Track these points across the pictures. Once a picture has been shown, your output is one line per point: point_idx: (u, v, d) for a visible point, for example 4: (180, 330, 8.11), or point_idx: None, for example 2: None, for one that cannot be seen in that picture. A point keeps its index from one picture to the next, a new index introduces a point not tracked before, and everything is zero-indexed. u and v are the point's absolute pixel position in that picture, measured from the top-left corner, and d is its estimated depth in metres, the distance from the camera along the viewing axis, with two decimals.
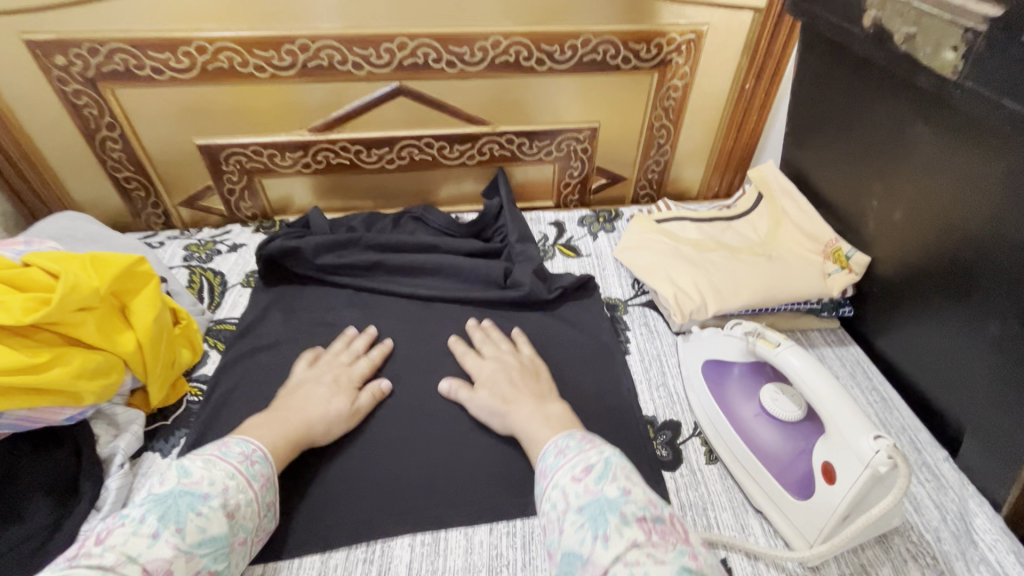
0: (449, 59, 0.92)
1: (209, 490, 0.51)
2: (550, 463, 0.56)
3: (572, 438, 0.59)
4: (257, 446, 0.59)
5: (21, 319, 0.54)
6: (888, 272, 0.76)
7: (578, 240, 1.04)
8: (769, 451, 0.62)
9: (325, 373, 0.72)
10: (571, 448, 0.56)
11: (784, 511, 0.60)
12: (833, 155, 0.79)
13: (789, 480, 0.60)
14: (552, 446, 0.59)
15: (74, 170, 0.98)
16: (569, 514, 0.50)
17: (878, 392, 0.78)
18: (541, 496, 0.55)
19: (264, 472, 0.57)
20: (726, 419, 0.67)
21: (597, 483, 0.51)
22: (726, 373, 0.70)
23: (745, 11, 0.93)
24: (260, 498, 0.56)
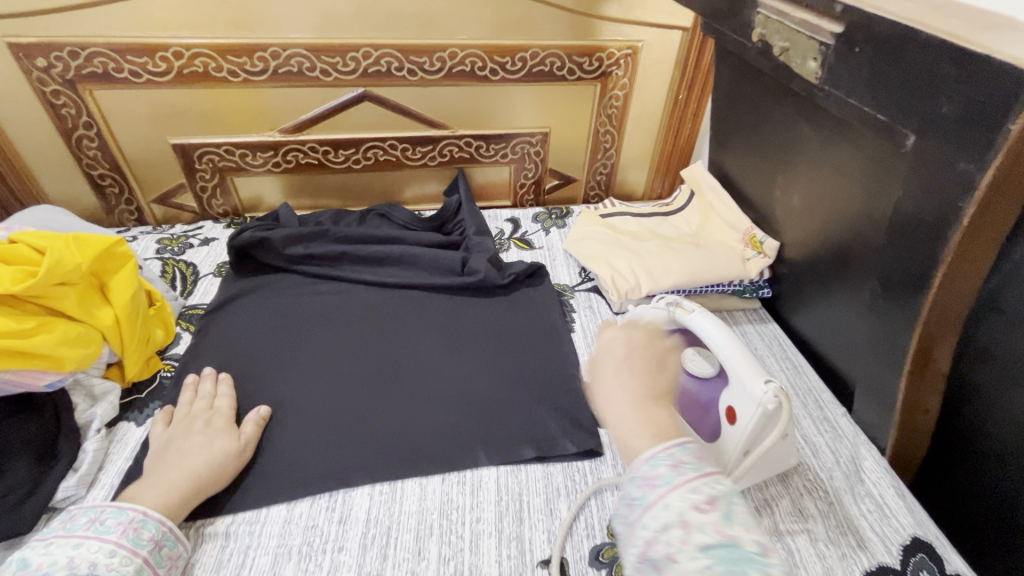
0: (410, 67, 1.01)
1: (49, 569, 0.50)
2: (663, 478, 0.47)
3: (688, 451, 0.50)
4: (105, 506, 0.57)
5: (10, 288, 0.59)
6: (795, 255, 0.87)
7: (531, 234, 1.13)
8: (687, 403, 0.72)
9: (193, 422, 0.69)
10: (688, 466, 0.48)
11: (703, 451, 0.70)
12: (747, 154, 0.91)
13: (703, 426, 0.69)
14: (664, 453, 0.49)
15: (50, 167, 1.02)
16: (689, 547, 0.43)
17: (790, 360, 0.89)
18: (640, 505, 0.47)
19: (119, 522, 0.55)
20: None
21: (728, 528, 0.44)
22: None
23: (674, 30, 1.05)
24: (129, 543, 0.54)
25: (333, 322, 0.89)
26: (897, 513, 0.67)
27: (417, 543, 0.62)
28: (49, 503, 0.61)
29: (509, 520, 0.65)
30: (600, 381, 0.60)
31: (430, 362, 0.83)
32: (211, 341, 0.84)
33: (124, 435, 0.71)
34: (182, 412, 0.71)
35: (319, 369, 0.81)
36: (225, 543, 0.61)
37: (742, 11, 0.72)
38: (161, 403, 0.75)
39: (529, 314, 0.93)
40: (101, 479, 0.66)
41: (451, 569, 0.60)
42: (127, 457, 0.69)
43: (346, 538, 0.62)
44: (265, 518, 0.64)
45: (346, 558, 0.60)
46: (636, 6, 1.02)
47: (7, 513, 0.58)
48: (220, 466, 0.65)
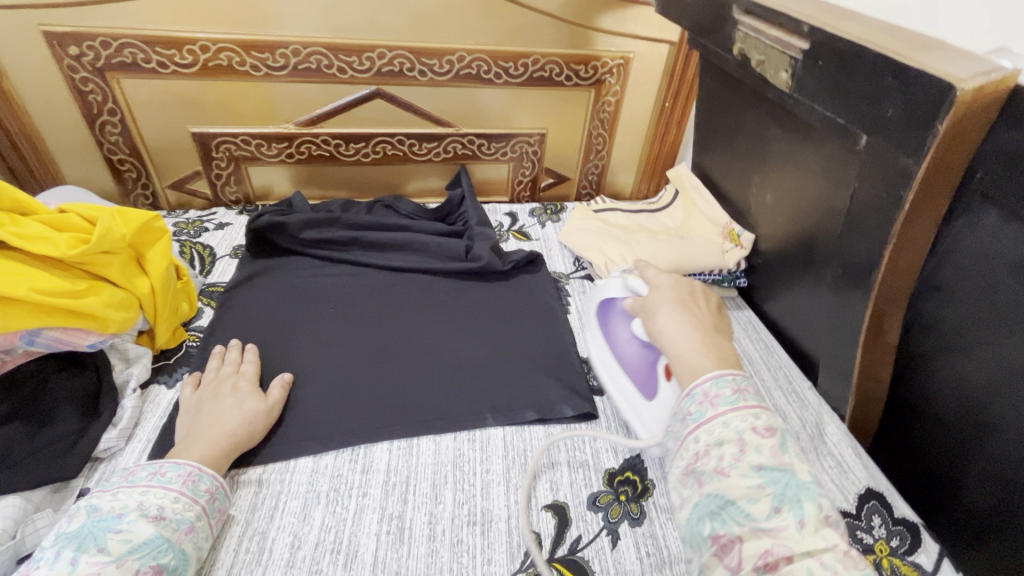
0: (421, 68, 1.09)
1: (123, 511, 0.54)
2: (727, 399, 0.56)
3: (748, 383, 0.59)
4: (161, 461, 0.61)
5: (65, 252, 0.65)
6: (768, 246, 0.97)
7: (528, 227, 1.22)
8: (635, 366, 0.77)
9: (222, 386, 0.74)
10: (751, 395, 0.57)
11: (638, 412, 0.76)
12: (726, 157, 1.01)
13: (645, 386, 0.75)
14: (728, 377, 0.59)
15: (72, 151, 1.07)
16: (742, 464, 0.51)
17: (763, 341, 1.00)
18: (699, 422, 0.56)
19: (179, 474, 0.60)
20: (607, 346, 0.82)
21: (785, 455, 0.52)
22: (611, 308, 0.84)
23: (662, 43, 1.15)
24: (189, 492, 0.59)
25: (346, 301, 0.95)
26: (854, 468, 0.77)
27: (434, 489, 0.69)
28: (93, 451, 0.66)
29: (516, 471, 0.72)
30: (661, 318, 0.70)
31: (439, 336, 0.90)
32: (233, 314, 0.90)
33: (157, 396, 0.76)
34: (210, 377, 0.76)
35: (336, 342, 0.88)
36: (258, 489, 0.67)
37: (724, 28, 0.83)
38: (189, 369, 0.80)
39: (529, 297, 1.01)
40: (138, 433, 0.71)
41: (466, 511, 0.67)
42: (161, 415, 0.74)
43: (369, 485, 0.69)
44: (294, 469, 0.70)
45: (371, 502, 0.67)
46: (628, 21, 1.12)
47: (58, 457, 0.63)
48: (251, 427, 0.70)
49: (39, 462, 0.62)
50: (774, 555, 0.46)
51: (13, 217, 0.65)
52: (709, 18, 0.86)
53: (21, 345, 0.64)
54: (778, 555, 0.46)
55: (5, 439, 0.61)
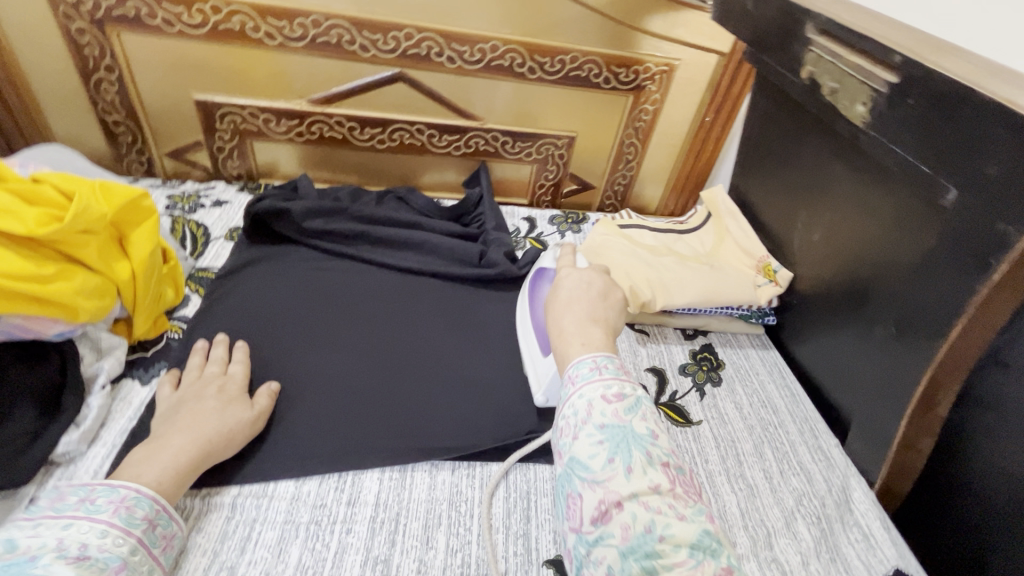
0: (450, 55, 1.00)
1: (37, 551, 0.46)
2: (582, 375, 0.58)
3: (612, 360, 0.60)
4: (92, 484, 0.52)
5: (33, 230, 0.57)
6: (807, 287, 0.90)
7: (547, 236, 1.14)
8: (542, 326, 0.78)
9: (207, 387, 0.67)
10: (608, 370, 0.58)
11: (535, 368, 0.76)
12: (771, 185, 0.93)
13: (544, 343, 0.76)
14: (587, 360, 0.59)
15: (64, 107, 0.99)
16: (589, 427, 0.54)
17: (788, 388, 0.92)
18: (564, 400, 0.58)
19: (110, 501, 0.51)
20: (528, 302, 0.84)
21: (627, 414, 0.54)
22: (543, 274, 0.85)
23: (711, 53, 1.07)
24: (122, 523, 0.50)
25: (347, 300, 0.88)
26: (883, 544, 0.70)
27: (426, 531, 0.62)
28: (49, 455, 0.59)
29: (516, 517, 0.65)
30: (556, 303, 0.69)
31: (443, 352, 0.83)
32: (223, 305, 0.82)
33: (128, 393, 0.69)
34: (194, 375, 0.69)
35: (331, 347, 0.80)
36: (230, 514, 0.60)
37: (792, 47, 0.74)
38: (167, 365, 0.73)
39: None
40: (103, 436, 0.64)
41: (458, 561, 0.60)
42: (130, 417, 0.66)
43: (355, 520, 0.62)
44: (273, 493, 0.63)
45: (354, 541, 0.60)
46: (678, 25, 1.03)
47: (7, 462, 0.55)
48: (234, 437, 0.63)
49: None
50: (607, 503, 0.49)
51: None
52: (775, 34, 0.78)
53: None
54: (609, 504, 0.49)
55: None
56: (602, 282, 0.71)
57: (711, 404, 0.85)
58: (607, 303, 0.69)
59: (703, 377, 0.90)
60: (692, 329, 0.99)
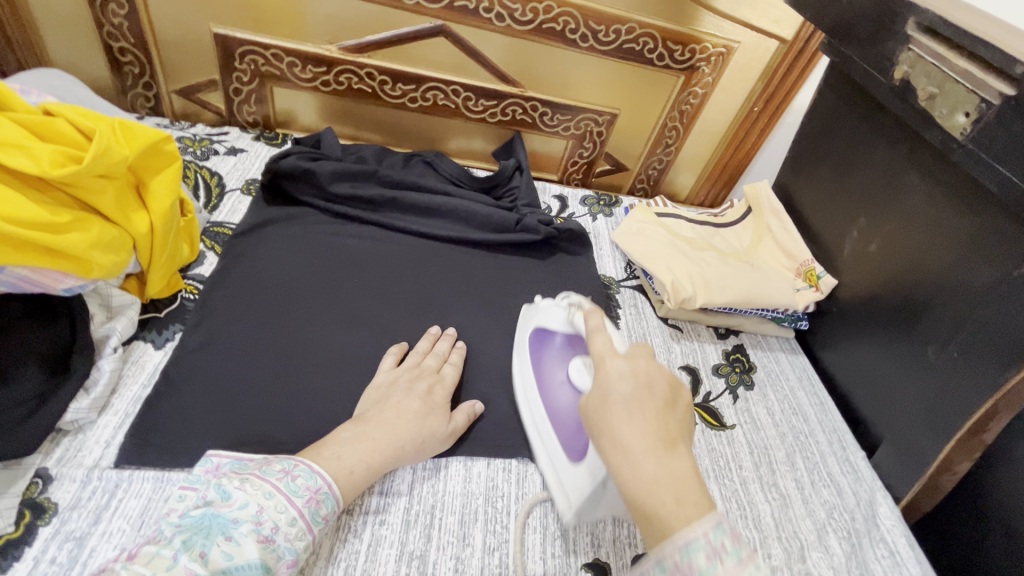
0: (499, 12, 0.92)
1: (239, 514, 0.45)
2: (698, 572, 0.39)
3: (723, 528, 0.41)
4: (299, 460, 0.51)
5: (46, 171, 0.50)
6: (850, 296, 0.88)
7: (578, 217, 1.09)
8: (562, 418, 0.62)
9: (419, 383, 0.64)
10: (728, 553, 0.39)
11: (558, 478, 0.61)
12: (828, 184, 0.91)
13: (574, 449, 0.59)
14: (699, 538, 0.40)
15: (64, 28, 0.88)
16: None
17: (817, 396, 0.90)
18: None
19: (308, 487, 0.49)
20: (534, 386, 0.67)
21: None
22: (548, 340, 0.68)
23: (773, 39, 1.00)
24: (309, 517, 0.48)
25: (374, 269, 0.82)
26: (908, 562, 0.68)
27: (462, 527, 0.59)
28: (57, 423, 0.54)
29: (554, 516, 0.62)
30: (608, 422, 0.47)
31: (476, 334, 0.78)
32: (239, 266, 0.75)
33: (140, 356, 0.63)
34: (413, 362, 0.67)
35: (357, 320, 0.74)
36: None
37: (885, 43, 0.70)
38: (183, 328, 0.67)
39: None
40: (115, 404, 0.59)
41: (496, 561, 0.57)
42: (144, 383, 0.61)
43: (388, 511, 0.58)
44: None
45: (388, 534, 0.57)
46: (745, 5, 0.96)
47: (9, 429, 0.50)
48: (424, 443, 0.59)
49: None
50: None
51: None
52: (864, 27, 0.73)
53: None
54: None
55: None
56: (664, 379, 0.49)
57: (744, 409, 0.83)
58: (675, 409, 0.49)
59: (735, 380, 0.87)
60: (725, 328, 0.96)
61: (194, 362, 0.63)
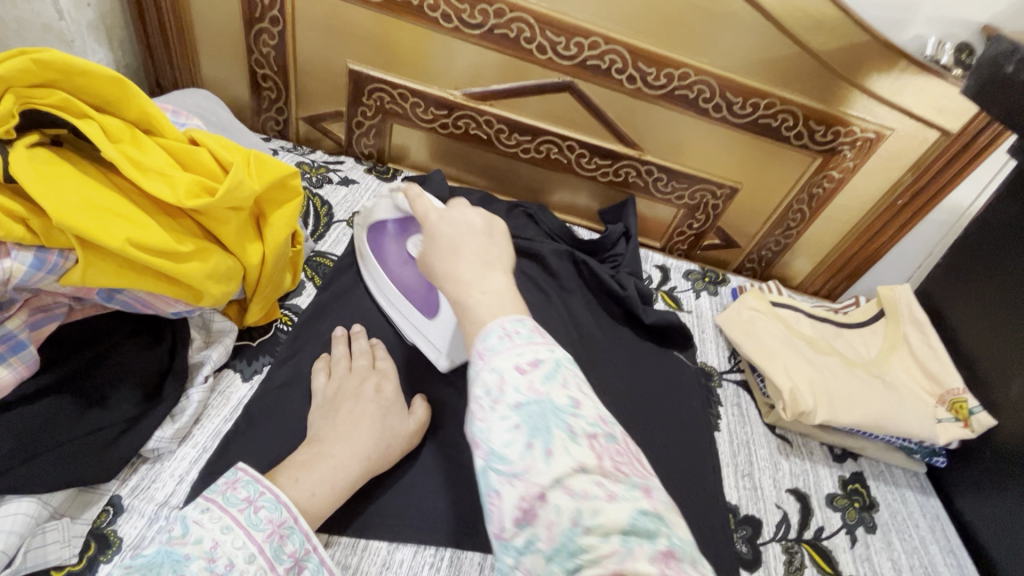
0: (632, 74, 0.88)
1: (192, 550, 0.38)
2: (490, 344, 0.37)
3: (526, 321, 0.39)
4: (266, 487, 0.45)
5: (181, 201, 0.49)
6: (1013, 444, 0.73)
7: (680, 292, 1.01)
8: (408, 287, 0.70)
9: (364, 384, 0.60)
10: (523, 332, 0.38)
11: (424, 335, 0.70)
12: (997, 305, 0.79)
13: (426, 307, 0.69)
14: (496, 325, 0.38)
15: (218, 51, 0.95)
16: (498, 407, 0.35)
17: (955, 555, 0.74)
18: (466, 379, 0.37)
19: (271, 520, 0.43)
20: (377, 265, 0.73)
21: (546, 384, 0.35)
22: (382, 228, 0.73)
23: (935, 130, 0.88)
24: (270, 553, 0.42)
25: None
26: None
27: None
28: (138, 450, 0.52)
29: None
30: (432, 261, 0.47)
31: None
32: (338, 302, 0.74)
33: (227, 387, 0.61)
34: (343, 368, 0.62)
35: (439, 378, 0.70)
36: None
37: None
38: (272, 362, 0.65)
39: (672, 392, 0.80)
40: (195, 436, 0.56)
41: None
42: (226, 418, 0.59)
43: None
44: (365, 552, 0.54)
45: None
46: (908, 91, 0.85)
47: (96, 453, 0.49)
48: (388, 448, 0.56)
49: (72, 456, 0.48)
50: (529, 500, 0.32)
51: (135, 137, 0.51)
52: None
53: (96, 298, 0.50)
54: (533, 498, 0.32)
55: (47, 415, 0.47)
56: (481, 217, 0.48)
57: (863, 556, 0.70)
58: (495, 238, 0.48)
59: (854, 518, 0.74)
60: (841, 449, 0.82)
61: (277, 402, 0.61)
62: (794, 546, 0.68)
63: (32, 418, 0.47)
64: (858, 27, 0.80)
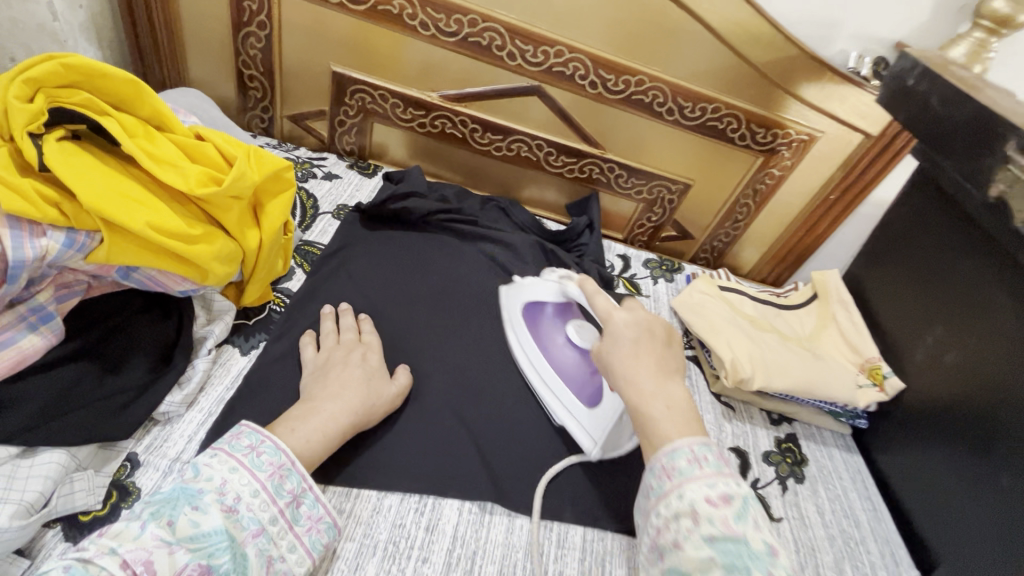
0: (594, 79, 0.97)
1: (205, 486, 0.47)
2: (679, 469, 0.50)
3: (710, 448, 0.51)
4: (266, 436, 0.53)
5: (192, 189, 0.55)
6: (917, 403, 0.85)
7: (640, 278, 1.10)
8: (569, 371, 0.75)
9: (351, 354, 0.68)
10: (708, 463, 0.50)
11: (577, 418, 0.72)
12: (906, 285, 0.91)
13: (586, 392, 0.73)
14: (683, 448, 0.51)
15: (205, 52, 1.00)
16: (694, 536, 0.46)
17: (871, 501, 0.86)
18: (656, 495, 0.51)
19: (271, 463, 0.51)
20: (536, 350, 0.78)
21: (744, 525, 0.46)
22: (540, 313, 0.81)
23: (858, 133, 1.00)
24: (271, 490, 0.50)
25: (441, 305, 0.85)
26: None
27: None
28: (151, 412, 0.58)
29: None
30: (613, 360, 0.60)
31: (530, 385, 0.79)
32: (327, 286, 0.80)
33: (228, 360, 0.68)
34: (333, 341, 0.70)
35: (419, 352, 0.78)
36: None
37: (980, 158, 0.71)
38: (267, 338, 0.72)
39: None
40: (201, 402, 0.63)
41: None
42: (227, 386, 0.65)
43: (431, 550, 0.60)
44: (357, 499, 0.61)
45: (430, 572, 0.58)
46: (834, 98, 0.97)
47: (115, 412, 0.55)
48: (372, 408, 0.63)
49: (94, 415, 0.54)
50: None
51: (149, 133, 0.57)
52: (960, 140, 0.74)
53: (114, 276, 0.56)
54: None
55: (71, 378, 0.54)
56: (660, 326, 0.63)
57: (792, 502, 0.81)
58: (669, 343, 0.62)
59: (786, 471, 0.85)
60: (778, 414, 0.93)
61: (273, 372, 0.68)
62: None
63: (57, 382, 0.53)
64: (789, 42, 0.91)
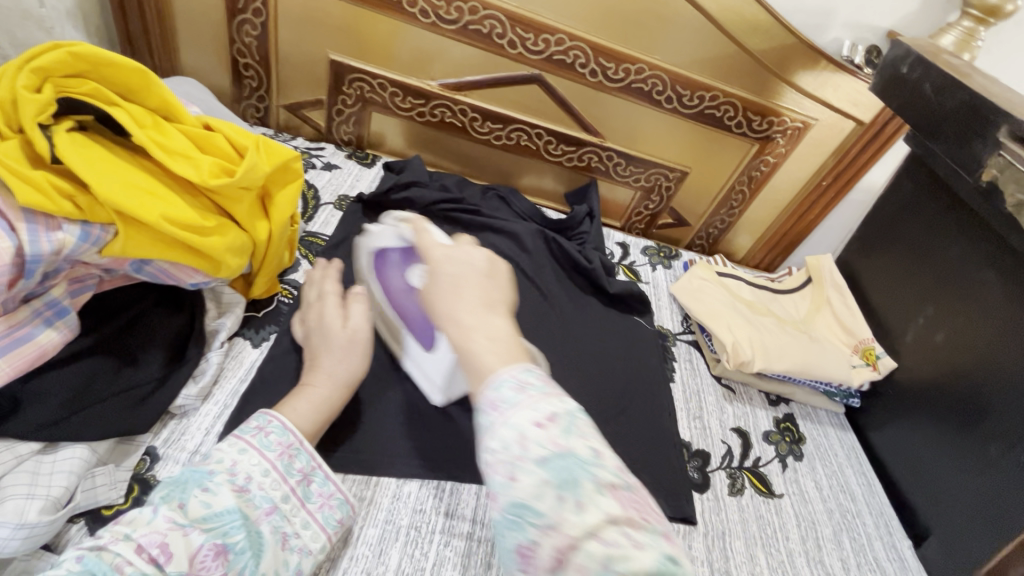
0: (594, 68, 0.97)
1: (215, 468, 0.47)
2: (505, 398, 0.40)
3: (534, 373, 0.43)
4: (273, 416, 0.53)
5: (204, 180, 0.55)
6: (909, 381, 0.89)
7: (639, 266, 1.12)
8: (410, 319, 0.70)
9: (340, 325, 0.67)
10: (533, 386, 0.41)
11: (424, 370, 0.70)
12: (898, 268, 0.94)
13: (423, 340, 0.69)
14: (507, 377, 0.41)
15: (199, 40, 0.98)
16: (519, 462, 0.37)
17: (866, 476, 0.89)
18: (483, 431, 0.40)
19: (280, 442, 0.51)
20: (384, 297, 0.73)
21: (564, 437, 0.38)
22: (386, 257, 0.73)
23: (851, 120, 1.03)
24: (282, 469, 0.50)
25: None
26: None
27: None
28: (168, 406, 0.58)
29: None
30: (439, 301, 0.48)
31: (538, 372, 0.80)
32: None
33: (241, 352, 0.67)
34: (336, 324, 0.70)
35: None
36: None
37: (973, 144, 0.74)
38: (277, 330, 0.71)
39: (635, 350, 0.91)
40: (216, 395, 0.62)
41: None
42: (242, 378, 0.65)
43: (452, 533, 0.61)
44: (376, 487, 0.62)
45: (451, 554, 0.59)
46: (829, 86, 0.99)
47: (133, 407, 0.55)
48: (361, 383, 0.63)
49: (112, 410, 0.54)
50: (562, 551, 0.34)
51: (157, 123, 0.56)
52: (953, 127, 0.76)
53: (127, 270, 0.55)
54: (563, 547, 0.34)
55: (86, 375, 0.54)
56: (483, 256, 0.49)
57: (792, 478, 0.84)
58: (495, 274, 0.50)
59: (785, 449, 0.88)
60: (776, 395, 0.96)
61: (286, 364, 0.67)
62: (736, 472, 0.81)
63: (74, 379, 0.53)
64: (786, 30, 0.92)
